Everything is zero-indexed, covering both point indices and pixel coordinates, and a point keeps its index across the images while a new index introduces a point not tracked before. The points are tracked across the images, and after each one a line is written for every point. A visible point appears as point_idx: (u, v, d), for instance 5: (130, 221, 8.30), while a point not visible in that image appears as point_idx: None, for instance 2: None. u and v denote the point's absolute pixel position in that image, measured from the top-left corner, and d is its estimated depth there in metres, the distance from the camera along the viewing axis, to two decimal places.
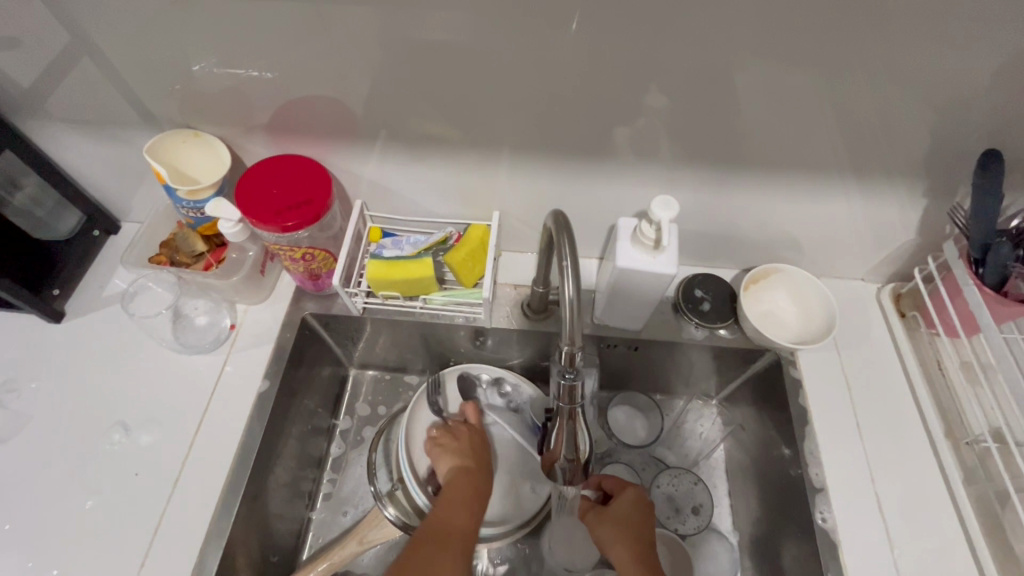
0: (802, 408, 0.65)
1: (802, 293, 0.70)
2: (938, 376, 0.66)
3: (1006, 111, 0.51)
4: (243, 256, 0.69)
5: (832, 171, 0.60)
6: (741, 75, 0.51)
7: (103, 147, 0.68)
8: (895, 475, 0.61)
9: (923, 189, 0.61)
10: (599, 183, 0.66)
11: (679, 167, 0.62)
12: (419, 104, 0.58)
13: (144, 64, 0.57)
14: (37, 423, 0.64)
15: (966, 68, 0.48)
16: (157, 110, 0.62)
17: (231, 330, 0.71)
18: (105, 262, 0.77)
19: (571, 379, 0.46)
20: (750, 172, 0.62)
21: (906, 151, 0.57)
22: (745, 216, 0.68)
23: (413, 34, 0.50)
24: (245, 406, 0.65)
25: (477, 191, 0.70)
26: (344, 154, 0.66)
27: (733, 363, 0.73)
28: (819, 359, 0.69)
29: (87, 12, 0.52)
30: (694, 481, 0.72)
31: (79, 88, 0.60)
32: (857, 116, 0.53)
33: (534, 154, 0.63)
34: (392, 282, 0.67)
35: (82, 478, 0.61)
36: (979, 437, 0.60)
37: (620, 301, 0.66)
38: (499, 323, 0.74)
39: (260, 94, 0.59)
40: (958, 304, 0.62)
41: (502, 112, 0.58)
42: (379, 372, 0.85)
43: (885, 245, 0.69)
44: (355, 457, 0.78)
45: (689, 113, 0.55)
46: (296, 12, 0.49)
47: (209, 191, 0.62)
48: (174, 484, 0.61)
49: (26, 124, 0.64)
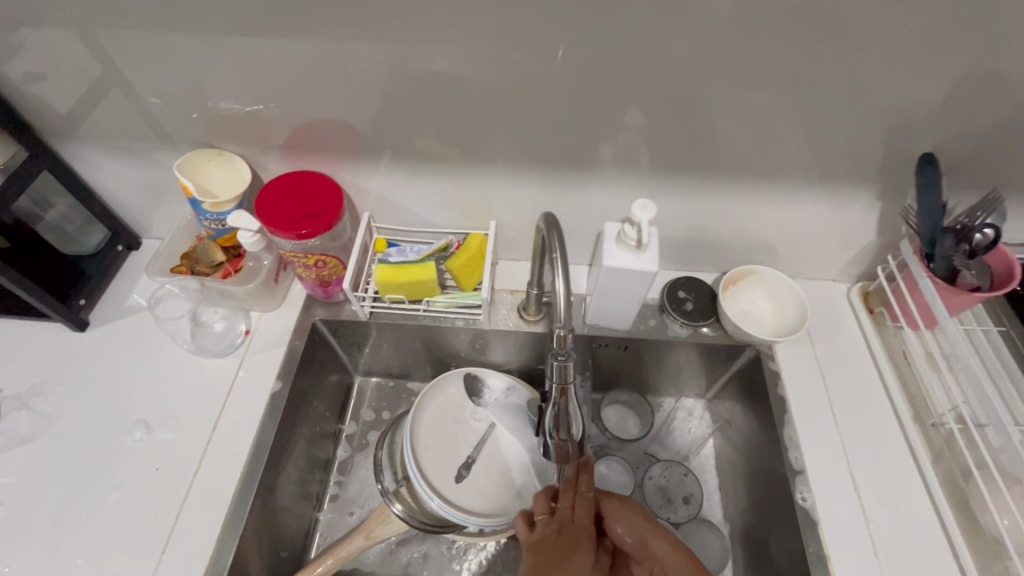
0: (781, 399, 0.70)
1: (777, 292, 0.76)
2: (905, 366, 0.72)
3: (942, 123, 0.58)
4: (259, 265, 0.73)
5: (796, 179, 0.67)
6: (708, 95, 0.58)
7: (128, 167, 0.74)
8: (868, 459, 0.66)
9: (879, 194, 0.67)
10: (587, 194, 0.72)
11: (658, 178, 0.68)
12: (423, 125, 0.64)
13: (174, 93, 0.63)
14: (63, 423, 0.68)
15: (903, 86, 0.55)
16: (183, 134, 0.69)
17: (245, 335, 0.76)
18: (127, 275, 0.82)
19: (563, 360, 0.53)
20: (723, 180, 0.68)
21: (860, 160, 0.63)
22: (720, 222, 0.74)
23: (418, 64, 0.57)
24: (259, 405, 0.70)
25: (475, 203, 0.76)
26: (352, 171, 0.72)
27: (716, 360, 0.78)
28: (793, 352, 0.74)
29: (124, 47, 0.58)
30: (684, 472, 0.76)
31: (111, 114, 0.66)
32: (813, 129, 0.60)
33: (526, 169, 0.69)
34: (398, 285, 0.72)
35: (106, 473, 0.65)
36: (944, 419, 0.66)
37: (609, 301, 0.71)
38: (498, 325, 0.79)
39: (277, 118, 0.65)
40: (917, 296, 0.68)
41: (497, 131, 0.64)
42: (383, 379, 0.89)
43: (850, 246, 0.75)
44: (362, 459, 0.81)
45: (664, 129, 0.62)
46: (314, 46, 0.56)
47: (231, 204, 0.68)
48: (192, 476, 0.64)
49: (61, 147, 0.71)
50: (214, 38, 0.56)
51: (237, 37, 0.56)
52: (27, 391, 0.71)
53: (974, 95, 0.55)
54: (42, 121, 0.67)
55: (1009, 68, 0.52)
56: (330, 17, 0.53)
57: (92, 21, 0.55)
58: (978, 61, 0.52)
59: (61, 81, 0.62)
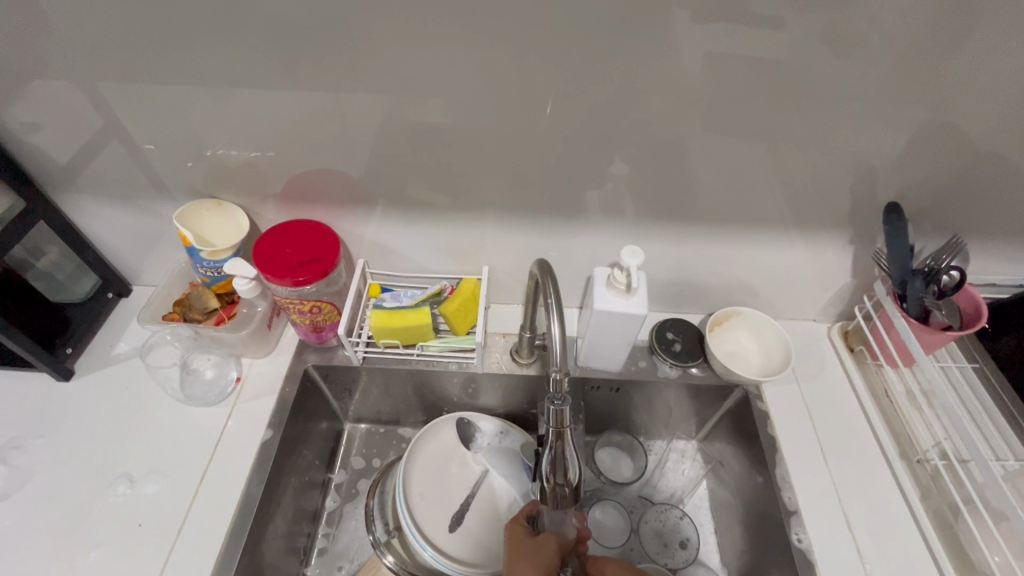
0: (771, 437, 0.71)
1: (763, 333, 0.79)
2: (888, 404, 0.74)
3: (903, 172, 0.63)
4: (252, 312, 0.75)
5: (773, 224, 0.70)
6: (688, 146, 0.61)
7: (123, 217, 0.75)
8: (858, 497, 0.67)
9: (851, 238, 0.71)
10: (577, 239, 0.75)
11: (644, 224, 0.72)
12: (418, 175, 0.67)
13: (173, 143, 0.65)
14: (41, 476, 0.66)
15: (864, 140, 0.60)
16: (180, 183, 0.70)
17: (236, 383, 0.75)
18: (115, 323, 0.82)
19: (559, 404, 0.54)
20: (705, 227, 0.71)
21: (830, 206, 0.67)
22: (704, 265, 0.77)
23: (415, 118, 0.60)
24: (249, 457, 0.68)
25: (468, 249, 0.78)
26: (348, 218, 0.74)
27: (706, 400, 0.79)
28: (778, 391, 0.77)
29: (128, 102, 0.61)
30: (680, 515, 0.76)
31: (108, 165, 0.68)
32: (786, 176, 0.64)
33: (517, 216, 0.72)
34: (393, 330, 0.73)
35: (84, 530, 0.62)
36: (928, 455, 0.68)
37: (600, 343, 0.73)
38: (491, 368, 0.80)
39: (276, 168, 0.68)
40: (893, 335, 0.72)
41: (489, 180, 0.67)
42: (373, 426, 0.88)
43: (827, 287, 0.79)
44: (351, 510, 0.79)
45: (647, 179, 0.66)
46: (314, 102, 0.59)
47: (228, 252, 0.69)
48: (177, 533, 0.62)
49: (58, 197, 0.72)
50: (217, 92, 0.59)
51: (238, 90, 0.59)
52: (5, 445, 0.69)
53: (929, 147, 0.60)
54: (39, 170, 0.68)
55: (956, 122, 0.57)
56: (329, 76, 0.56)
57: (96, 75, 0.58)
58: (928, 116, 0.57)
59: (61, 132, 0.64)
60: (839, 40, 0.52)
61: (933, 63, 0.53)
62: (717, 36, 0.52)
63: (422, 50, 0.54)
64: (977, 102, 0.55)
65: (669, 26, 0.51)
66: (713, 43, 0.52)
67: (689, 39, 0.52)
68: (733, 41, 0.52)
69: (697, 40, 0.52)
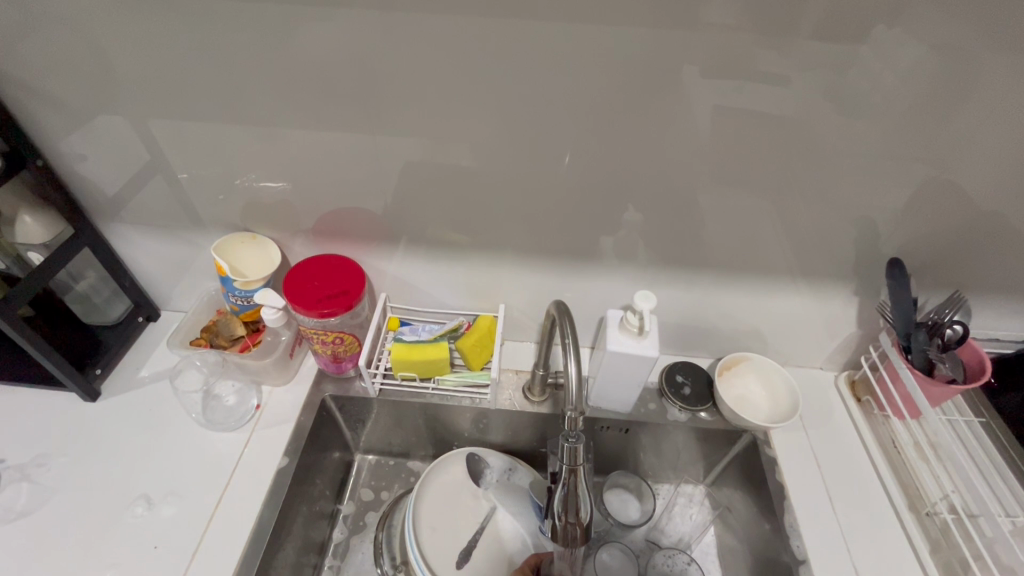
0: (779, 483, 0.72)
1: (771, 378, 0.80)
2: (895, 453, 0.75)
3: (905, 228, 0.66)
4: (276, 340, 0.77)
5: (780, 273, 0.73)
6: (699, 196, 0.65)
7: (158, 244, 0.79)
8: (868, 547, 0.67)
9: (856, 290, 0.74)
10: (590, 282, 0.78)
11: (655, 269, 0.75)
12: (442, 215, 0.71)
13: (214, 177, 0.69)
14: (62, 496, 0.68)
15: (866, 195, 0.63)
16: (217, 216, 0.75)
17: (256, 410, 0.77)
18: (144, 345, 0.85)
19: (573, 442, 0.55)
20: (713, 274, 0.74)
21: (835, 258, 0.70)
22: (713, 311, 0.80)
23: (443, 161, 0.64)
24: (265, 482, 0.70)
25: (485, 287, 0.81)
26: (373, 254, 0.78)
27: (714, 444, 0.80)
28: (786, 437, 0.78)
29: (175, 139, 0.65)
30: (688, 560, 0.75)
31: (151, 196, 0.72)
32: (793, 227, 0.67)
33: (534, 257, 0.75)
34: (412, 363, 0.76)
35: (101, 550, 0.63)
36: (937, 507, 0.68)
37: (611, 383, 0.75)
38: (503, 404, 0.82)
39: (309, 205, 0.72)
40: (899, 386, 0.74)
41: (509, 222, 0.71)
42: (380, 458, 0.89)
43: (834, 336, 0.81)
44: (358, 542, 0.79)
45: (660, 227, 0.69)
46: (351, 144, 0.64)
47: (259, 282, 0.74)
48: (191, 556, 0.63)
49: (100, 224, 0.77)
50: (261, 132, 0.64)
51: (281, 131, 0.63)
52: (28, 463, 0.71)
53: (929, 203, 0.63)
54: (87, 198, 0.73)
55: (954, 181, 0.61)
56: (365, 119, 0.61)
57: (152, 114, 0.63)
58: (926, 175, 0.61)
59: (114, 165, 0.69)
60: (840, 101, 0.56)
61: (930, 123, 0.57)
62: (726, 93, 0.56)
63: (453, 97, 0.58)
64: (973, 163, 0.59)
65: (683, 82, 0.56)
66: (722, 99, 0.56)
67: (700, 95, 0.56)
68: (740, 98, 0.56)
69: (708, 97, 0.56)
